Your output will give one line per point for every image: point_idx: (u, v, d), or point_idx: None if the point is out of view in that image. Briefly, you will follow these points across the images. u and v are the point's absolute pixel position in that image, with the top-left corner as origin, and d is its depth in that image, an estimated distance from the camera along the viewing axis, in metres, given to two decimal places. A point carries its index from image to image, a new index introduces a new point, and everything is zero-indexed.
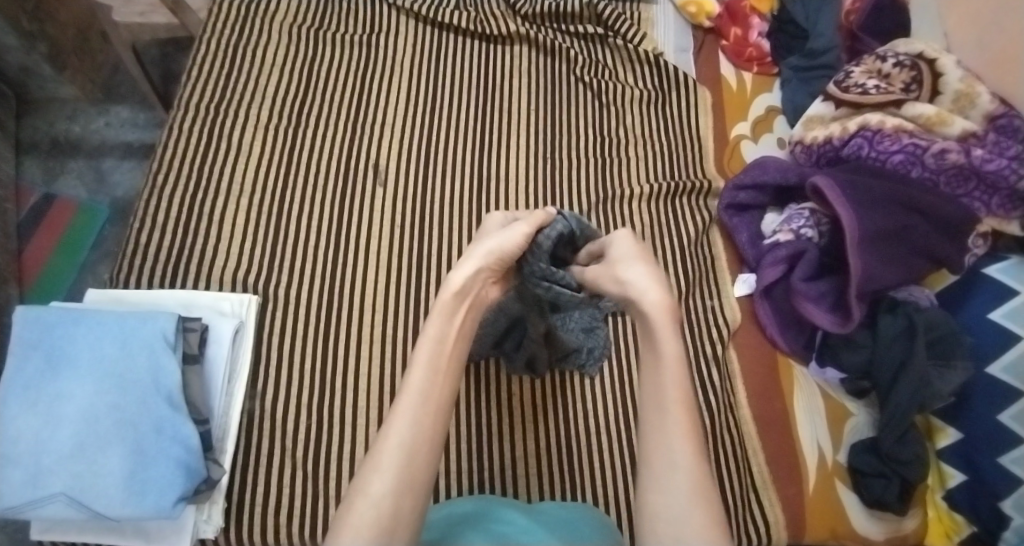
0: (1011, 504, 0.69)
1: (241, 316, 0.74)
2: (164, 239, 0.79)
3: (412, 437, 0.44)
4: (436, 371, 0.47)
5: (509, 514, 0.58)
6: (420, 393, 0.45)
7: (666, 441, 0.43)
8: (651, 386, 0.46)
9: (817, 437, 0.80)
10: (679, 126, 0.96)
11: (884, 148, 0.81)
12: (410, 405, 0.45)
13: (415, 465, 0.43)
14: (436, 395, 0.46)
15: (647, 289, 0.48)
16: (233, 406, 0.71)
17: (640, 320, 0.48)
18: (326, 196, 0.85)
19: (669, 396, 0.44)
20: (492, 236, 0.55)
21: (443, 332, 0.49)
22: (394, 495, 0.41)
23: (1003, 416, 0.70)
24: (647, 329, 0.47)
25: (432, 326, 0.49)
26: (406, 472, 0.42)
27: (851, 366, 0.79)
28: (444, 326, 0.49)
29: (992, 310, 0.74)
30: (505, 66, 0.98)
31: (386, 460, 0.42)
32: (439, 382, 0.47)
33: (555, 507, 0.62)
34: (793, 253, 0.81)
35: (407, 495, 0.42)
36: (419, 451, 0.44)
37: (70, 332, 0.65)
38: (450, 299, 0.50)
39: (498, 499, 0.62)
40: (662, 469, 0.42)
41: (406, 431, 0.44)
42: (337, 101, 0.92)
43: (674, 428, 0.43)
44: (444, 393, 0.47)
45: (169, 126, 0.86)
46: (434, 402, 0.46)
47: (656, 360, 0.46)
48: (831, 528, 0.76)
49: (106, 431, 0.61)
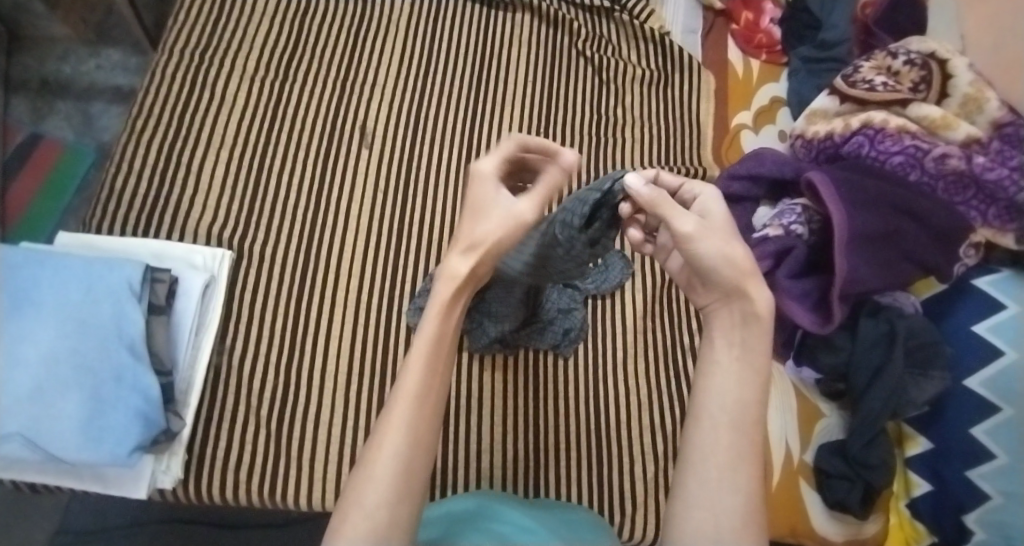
0: (975, 518, 0.69)
1: (213, 270, 0.73)
2: (139, 187, 0.77)
3: (409, 442, 0.38)
4: (432, 366, 0.40)
5: (513, 516, 0.57)
6: (418, 396, 0.39)
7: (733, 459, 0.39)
8: (730, 395, 0.41)
9: (786, 435, 0.79)
10: (678, 110, 0.93)
11: (884, 148, 0.78)
12: (406, 412, 0.39)
13: (412, 471, 0.38)
14: (435, 395, 0.40)
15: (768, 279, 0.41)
16: (200, 359, 0.70)
17: (734, 313, 0.43)
18: (309, 155, 0.83)
19: (745, 418, 0.40)
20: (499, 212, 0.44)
21: (441, 331, 0.41)
22: (391, 504, 0.37)
23: (977, 429, 0.71)
24: (744, 320, 0.42)
25: (427, 326, 0.41)
26: (409, 471, 0.38)
27: (826, 367, 0.78)
28: (443, 325, 0.41)
29: (977, 322, 0.74)
30: (504, 32, 0.95)
31: (382, 470, 0.38)
32: (437, 379, 0.41)
33: (556, 507, 0.64)
34: (781, 248, 0.79)
35: (402, 492, 0.38)
36: (418, 459, 0.39)
37: (33, 274, 0.63)
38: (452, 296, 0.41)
39: (495, 495, 0.63)
40: (717, 475, 0.39)
41: (403, 442, 0.38)
42: (328, 57, 0.89)
43: (742, 446, 0.40)
44: (440, 390, 0.41)
45: (153, 70, 0.84)
46: (430, 405, 0.40)
47: (741, 365, 0.42)
48: (790, 526, 0.76)
49: (64, 376, 0.61)
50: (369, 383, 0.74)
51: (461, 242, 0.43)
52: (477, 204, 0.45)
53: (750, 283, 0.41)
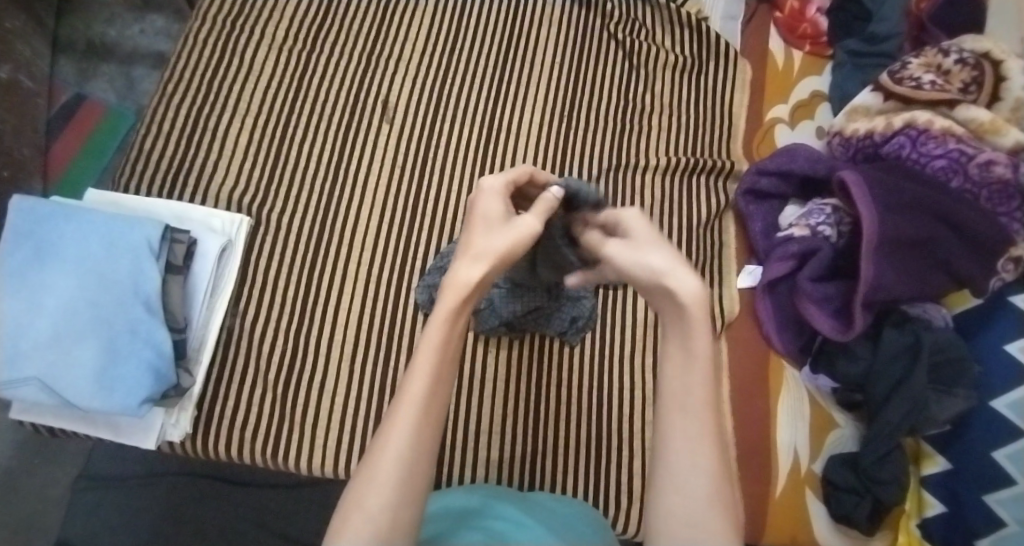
0: (989, 542, 0.67)
1: (230, 234, 0.74)
2: (166, 149, 0.79)
3: (411, 448, 0.36)
4: (438, 371, 0.38)
5: (509, 512, 0.58)
6: (423, 402, 0.37)
7: (687, 447, 0.34)
8: (677, 383, 0.35)
9: (795, 442, 0.77)
10: (710, 99, 0.90)
11: (926, 151, 0.74)
12: (408, 418, 0.37)
13: (415, 475, 0.36)
14: (438, 401, 0.38)
15: (678, 273, 0.36)
16: (213, 320, 0.72)
17: (667, 303, 0.37)
18: (331, 127, 0.83)
19: (695, 406, 0.34)
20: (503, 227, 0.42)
21: (447, 337, 0.39)
22: (393, 509, 0.35)
23: (998, 453, 0.67)
24: (676, 313, 0.36)
25: (434, 330, 0.39)
26: (411, 477, 0.36)
27: (843, 376, 0.75)
28: (450, 330, 0.38)
29: (1011, 340, 0.69)
30: (536, 12, 0.93)
31: (381, 474, 0.36)
32: (442, 383, 0.38)
33: (548, 500, 0.64)
34: (804, 250, 0.76)
35: (405, 501, 0.36)
36: (418, 465, 0.37)
37: (59, 226, 0.66)
38: (464, 300, 0.39)
39: (488, 490, 0.63)
40: (672, 471, 0.34)
41: (407, 447, 0.36)
42: (356, 30, 0.89)
43: (692, 436, 0.34)
44: (445, 394, 0.39)
45: (186, 36, 0.85)
46: (435, 409, 0.38)
47: (683, 351, 0.35)
48: (791, 533, 0.75)
49: (83, 326, 0.63)
50: (374, 357, 0.75)
51: (469, 252, 0.40)
52: (487, 213, 0.44)
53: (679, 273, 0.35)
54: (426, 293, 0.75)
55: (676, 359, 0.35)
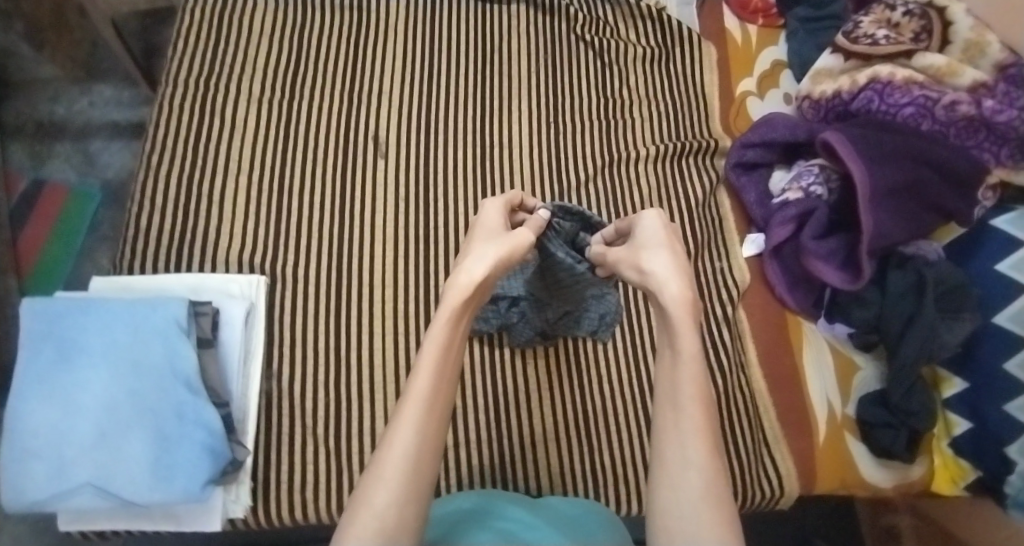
0: (1017, 449, 0.72)
1: (250, 297, 0.74)
2: (165, 222, 0.77)
3: (415, 443, 0.43)
4: (435, 375, 0.46)
5: (513, 510, 0.59)
6: (425, 400, 0.45)
7: (682, 440, 0.43)
8: (680, 397, 0.44)
9: (826, 390, 0.82)
10: (683, 82, 0.94)
11: (894, 102, 0.79)
12: (415, 413, 0.44)
13: (418, 468, 0.43)
14: (439, 399, 0.46)
15: (668, 281, 0.48)
16: (251, 388, 0.71)
17: (664, 325, 0.48)
18: (327, 171, 0.83)
19: (689, 418, 0.43)
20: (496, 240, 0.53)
21: (446, 340, 0.48)
22: (398, 503, 0.41)
23: (1009, 364, 0.73)
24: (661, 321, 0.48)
25: (437, 332, 0.48)
26: (416, 470, 0.43)
27: (859, 322, 0.80)
28: (449, 334, 0.48)
29: (998, 261, 0.76)
30: (503, 25, 0.95)
31: (390, 469, 0.42)
32: (442, 384, 0.46)
33: (558, 501, 0.64)
34: (803, 211, 0.80)
35: (411, 492, 0.42)
36: (421, 462, 0.43)
37: (78, 321, 0.63)
38: (461, 302, 0.48)
39: (504, 495, 0.63)
40: (672, 468, 0.42)
41: (411, 439, 0.43)
42: (331, 70, 0.88)
43: (689, 440, 0.43)
44: (445, 395, 0.46)
45: (160, 102, 0.83)
46: (437, 408, 0.45)
47: (675, 367, 0.46)
48: (841, 478, 0.79)
49: (127, 419, 0.61)
50: None
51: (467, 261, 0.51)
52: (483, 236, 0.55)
53: (677, 303, 0.46)
54: (481, 324, 0.78)
55: (679, 375, 0.45)
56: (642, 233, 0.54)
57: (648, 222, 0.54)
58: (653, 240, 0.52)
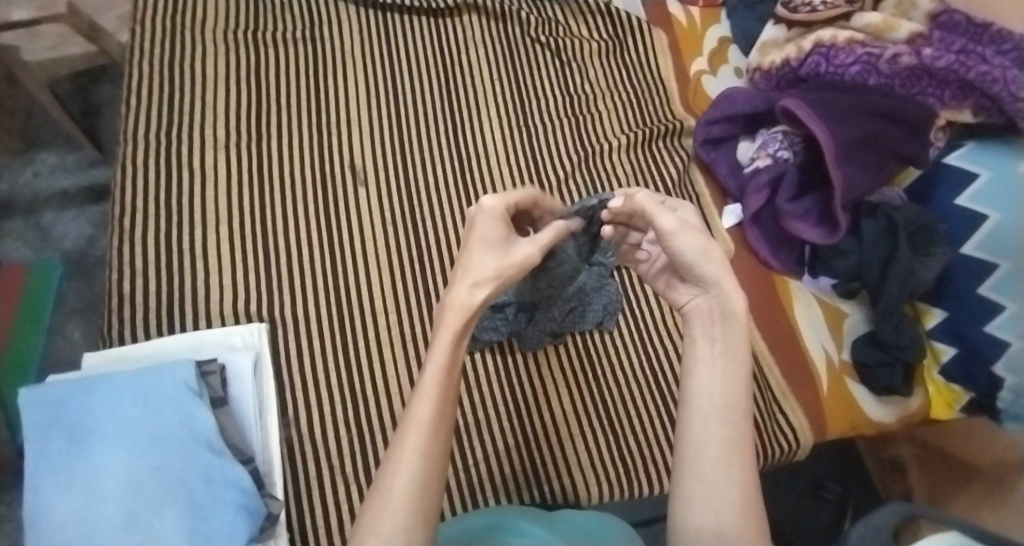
0: (1004, 366, 0.77)
1: (254, 347, 0.72)
2: (149, 284, 0.74)
3: (421, 471, 0.40)
4: (440, 399, 0.42)
5: (536, 530, 0.57)
6: (428, 425, 0.41)
7: (724, 429, 0.40)
8: (717, 386, 0.42)
9: (822, 341, 0.86)
10: (641, 70, 0.98)
11: (840, 62, 0.84)
12: (418, 439, 0.40)
13: (425, 491, 0.40)
14: (444, 421, 0.42)
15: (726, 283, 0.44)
16: (272, 437, 0.69)
17: (714, 310, 0.45)
18: (309, 206, 0.82)
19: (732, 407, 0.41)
20: (495, 252, 0.47)
21: (449, 361, 0.43)
22: (407, 527, 0.38)
23: (983, 288, 0.78)
24: (723, 318, 0.44)
25: (438, 354, 0.43)
26: (421, 502, 0.39)
27: (841, 271, 0.84)
28: (453, 351, 0.43)
29: (958, 195, 0.81)
30: (458, 37, 0.97)
31: (397, 494, 0.39)
32: (447, 406, 0.43)
33: (575, 515, 0.63)
34: (774, 177, 0.84)
35: (418, 521, 0.39)
36: (427, 483, 0.40)
37: (83, 402, 0.61)
38: (462, 325, 0.44)
39: (513, 511, 0.61)
40: (712, 459, 0.39)
41: (416, 465, 0.40)
42: (296, 105, 0.88)
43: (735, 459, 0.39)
44: (450, 417, 0.42)
45: (121, 161, 0.80)
46: (442, 433, 0.42)
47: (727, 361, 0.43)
48: (849, 421, 0.82)
49: (155, 494, 0.58)
50: None
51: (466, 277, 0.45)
52: (483, 237, 0.48)
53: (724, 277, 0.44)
54: (492, 332, 0.78)
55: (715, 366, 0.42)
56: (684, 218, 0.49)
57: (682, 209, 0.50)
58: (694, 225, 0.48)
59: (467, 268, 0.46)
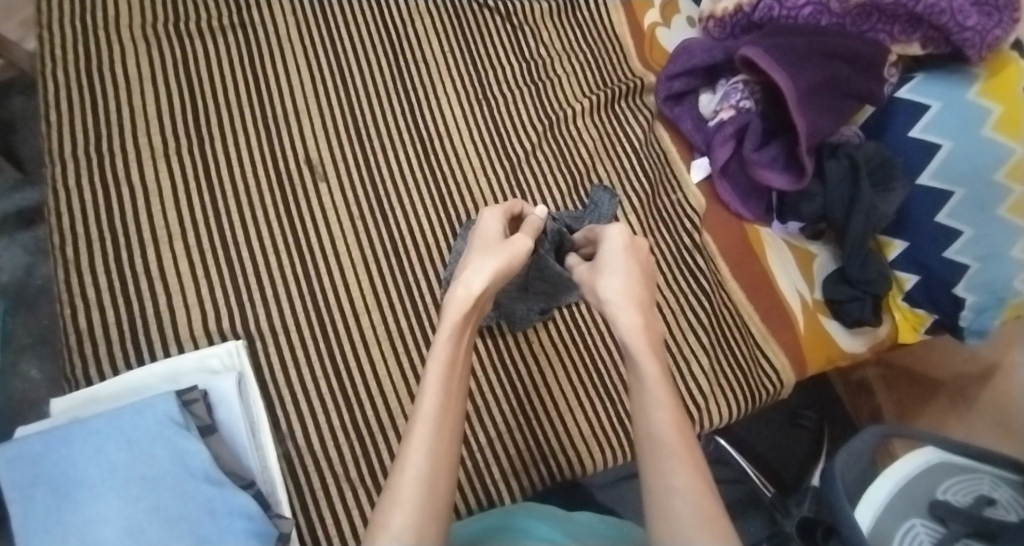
0: (964, 287, 0.80)
1: (236, 366, 0.69)
2: (108, 315, 0.69)
3: (429, 465, 0.39)
4: (443, 393, 0.43)
5: (546, 531, 0.58)
6: (434, 418, 0.42)
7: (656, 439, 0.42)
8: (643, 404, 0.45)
9: (795, 283, 0.87)
10: (594, 28, 0.98)
11: (793, 5, 0.85)
12: (425, 431, 0.41)
13: (435, 488, 0.38)
14: (450, 416, 0.43)
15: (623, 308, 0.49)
16: (269, 456, 0.67)
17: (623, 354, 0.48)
18: (270, 209, 0.79)
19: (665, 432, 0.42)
20: (490, 254, 0.53)
21: (451, 356, 0.46)
22: (416, 522, 0.36)
23: (941, 217, 0.80)
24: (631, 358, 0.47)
25: (440, 350, 0.46)
26: (430, 496, 0.38)
27: (808, 215, 0.85)
28: (453, 348, 0.46)
29: (912, 128, 0.82)
30: (401, 10, 0.93)
31: (406, 490, 0.38)
32: (451, 406, 0.43)
33: (585, 516, 0.64)
34: (739, 127, 0.85)
35: (430, 518, 0.37)
36: (436, 478, 0.39)
37: (63, 453, 0.57)
38: (461, 318, 0.47)
39: (526, 509, 0.62)
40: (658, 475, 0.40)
41: (424, 461, 0.39)
42: (238, 102, 0.83)
43: (668, 454, 0.41)
44: (455, 413, 0.43)
45: (54, 186, 0.73)
46: (448, 427, 0.42)
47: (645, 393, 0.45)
48: (826, 356, 0.85)
49: (157, 536, 0.54)
50: None
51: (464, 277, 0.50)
52: (481, 250, 0.55)
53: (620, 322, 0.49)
54: (479, 319, 0.77)
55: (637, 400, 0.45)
56: (606, 251, 0.56)
57: (611, 241, 0.57)
58: (612, 264, 0.54)
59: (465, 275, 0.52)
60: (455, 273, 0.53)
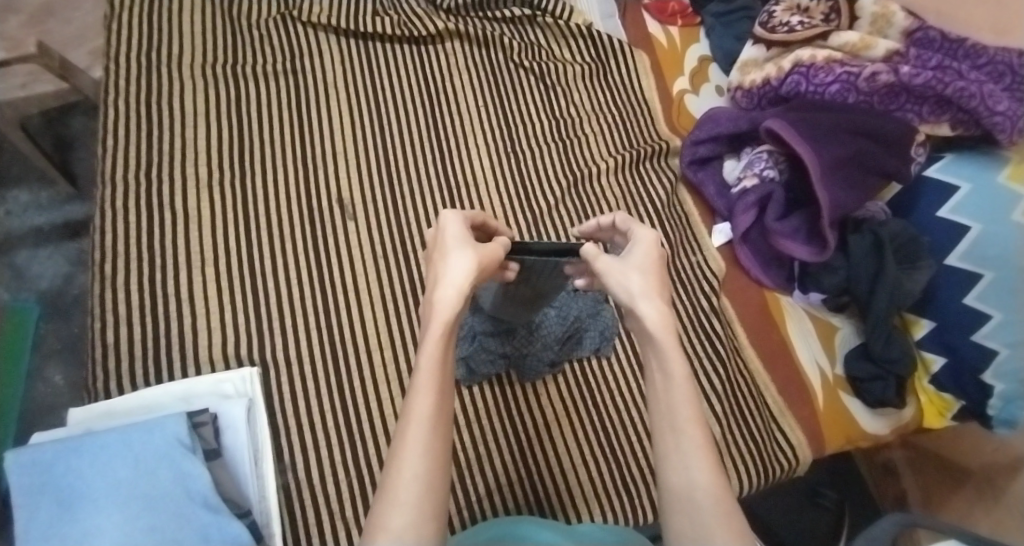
0: (992, 374, 0.76)
1: (248, 393, 0.70)
2: (134, 331, 0.72)
3: (425, 466, 0.36)
4: (440, 390, 0.39)
5: (549, 535, 0.58)
6: (428, 419, 0.38)
7: (678, 434, 0.40)
8: (663, 397, 0.42)
9: (815, 356, 0.85)
10: (623, 92, 1.01)
11: (820, 81, 0.87)
12: (419, 431, 0.37)
13: (433, 487, 0.36)
14: (443, 414, 0.39)
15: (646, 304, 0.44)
16: (268, 485, 0.67)
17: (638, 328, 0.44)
18: (297, 242, 0.82)
19: (682, 419, 0.40)
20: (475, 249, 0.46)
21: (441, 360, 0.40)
22: (415, 525, 0.35)
23: (968, 298, 0.77)
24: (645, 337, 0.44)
25: (429, 356, 0.40)
26: (429, 497, 0.36)
27: (830, 287, 0.84)
28: (446, 349, 0.41)
29: (939, 208, 0.81)
30: (442, 64, 0.98)
31: (404, 491, 0.35)
32: (445, 400, 0.40)
33: (594, 527, 0.63)
34: (762, 196, 0.86)
35: (427, 518, 0.35)
36: (436, 475, 0.37)
37: (73, 464, 0.58)
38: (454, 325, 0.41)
39: (530, 519, 0.61)
40: (675, 471, 0.39)
41: (421, 460, 0.36)
42: (280, 140, 0.88)
43: (689, 448, 0.39)
44: (449, 409, 0.40)
45: (100, 206, 0.78)
46: (443, 423, 0.39)
47: (662, 376, 0.42)
48: (846, 435, 0.82)
49: None
50: None
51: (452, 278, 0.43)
52: (456, 238, 0.47)
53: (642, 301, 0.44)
54: (490, 366, 0.77)
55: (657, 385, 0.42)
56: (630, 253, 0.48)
57: (638, 242, 0.49)
58: (636, 261, 0.47)
59: (448, 272, 0.44)
60: (435, 268, 0.45)
